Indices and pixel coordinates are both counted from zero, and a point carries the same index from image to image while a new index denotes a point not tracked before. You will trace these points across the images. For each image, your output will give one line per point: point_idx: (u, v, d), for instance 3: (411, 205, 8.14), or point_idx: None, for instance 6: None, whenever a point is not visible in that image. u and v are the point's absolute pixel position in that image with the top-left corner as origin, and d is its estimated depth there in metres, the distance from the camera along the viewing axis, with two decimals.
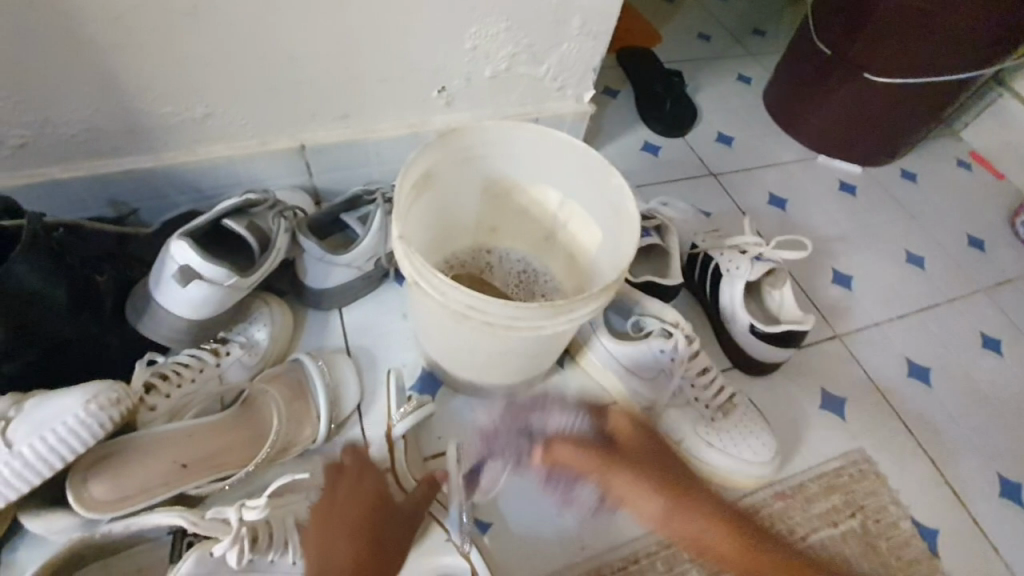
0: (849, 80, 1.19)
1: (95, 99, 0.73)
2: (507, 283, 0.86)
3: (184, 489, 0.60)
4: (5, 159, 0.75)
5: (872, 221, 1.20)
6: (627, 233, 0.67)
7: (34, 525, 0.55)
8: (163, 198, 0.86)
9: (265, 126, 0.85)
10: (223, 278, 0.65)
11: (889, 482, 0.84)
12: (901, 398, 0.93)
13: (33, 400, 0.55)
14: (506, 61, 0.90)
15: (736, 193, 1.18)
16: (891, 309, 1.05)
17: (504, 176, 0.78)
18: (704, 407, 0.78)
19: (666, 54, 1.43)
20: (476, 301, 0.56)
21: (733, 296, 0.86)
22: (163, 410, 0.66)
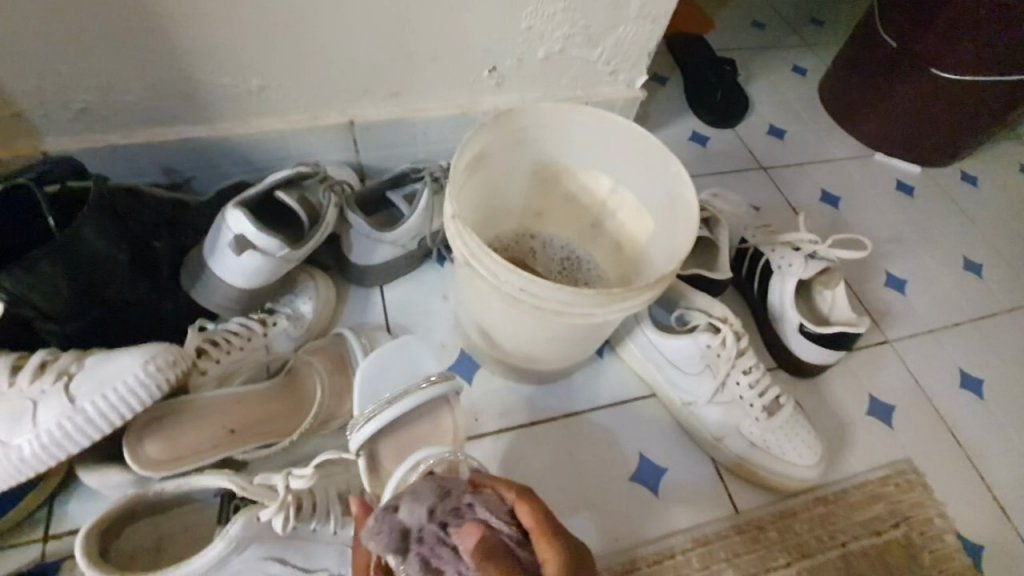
0: (916, 76, 1.12)
1: (155, 66, 0.73)
2: (550, 269, 0.84)
3: (231, 454, 0.62)
4: (68, 123, 0.76)
5: (928, 224, 1.15)
6: (686, 224, 0.65)
7: (90, 480, 0.58)
8: (215, 168, 0.87)
9: (317, 101, 0.85)
10: (275, 249, 0.65)
11: (936, 494, 0.81)
12: (953, 410, 0.89)
13: (94, 358, 0.56)
14: (560, 43, 0.88)
15: (786, 189, 1.14)
16: (946, 317, 1.00)
17: (555, 160, 0.77)
18: (751, 407, 0.74)
19: (718, 42, 1.38)
20: (530, 284, 0.56)
21: (784, 294, 0.83)
22: (213, 375, 0.67)
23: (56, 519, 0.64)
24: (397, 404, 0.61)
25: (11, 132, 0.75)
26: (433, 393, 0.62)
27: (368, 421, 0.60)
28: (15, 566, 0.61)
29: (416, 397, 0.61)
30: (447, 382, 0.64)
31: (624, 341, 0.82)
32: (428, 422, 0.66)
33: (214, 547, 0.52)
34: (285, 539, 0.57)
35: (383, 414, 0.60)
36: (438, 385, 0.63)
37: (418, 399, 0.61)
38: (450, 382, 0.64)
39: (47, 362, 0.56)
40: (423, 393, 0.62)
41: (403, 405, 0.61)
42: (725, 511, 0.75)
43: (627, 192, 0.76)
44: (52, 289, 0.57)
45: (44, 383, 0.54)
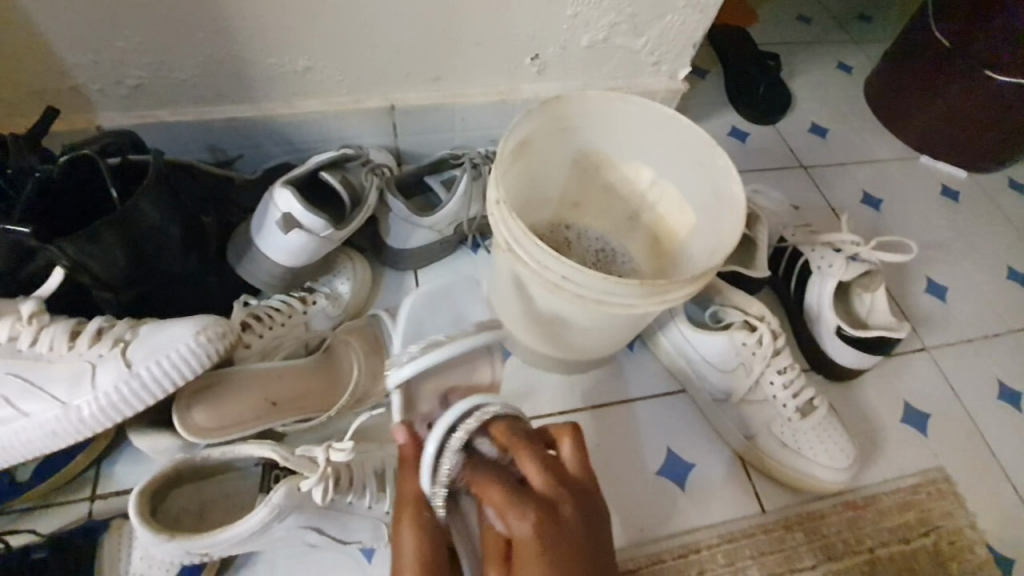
0: (968, 78, 1.09)
1: (208, 44, 0.75)
2: (585, 259, 0.83)
3: (272, 424, 0.64)
4: (121, 98, 0.78)
5: (972, 231, 1.11)
6: (732, 219, 0.65)
7: (141, 443, 0.61)
8: (258, 147, 0.89)
9: (360, 83, 0.86)
10: (319, 228, 0.67)
11: (968, 503, 0.79)
12: (990, 421, 0.87)
13: (148, 326, 0.59)
14: (605, 31, 0.87)
15: (826, 189, 1.12)
16: (987, 326, 0.97)
17: (596, 150, 0.76)
18: (783, 407, 0.75)
19: (761, 35, 1.35)
20: (572, 272, 0.57)
21: (822, 295, 0.82)
22: (256, 348, 0.69)
23: (103, 479, 0.67)
24: (443, 349, 0.58)
25: (68, 104, 0.77)
26: (478, 344, 0.59)
27: (407, 363, 0.57)
28: (65, 521, 0.64)
29: (460, 346, 0.58)
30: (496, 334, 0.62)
31: (657, 336, 0.82)
32: (470, 362, 0.66)
33: (257, 512, 0.54)
34: (323, 510, 0.59)
35: (424, 359, 0.57)
36: (481, 336, 0.60)
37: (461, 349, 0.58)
38: (498, 335, 0.64)
39: (103, 328, 0.58)
40: (468, 343, 0.58)
41: (447, 353, 0.58)
42: (752, 510, 0.74)
43: (669, 184, 0.76)
44: (111, 259, 0.59)
45: (101, 348, 0.56)
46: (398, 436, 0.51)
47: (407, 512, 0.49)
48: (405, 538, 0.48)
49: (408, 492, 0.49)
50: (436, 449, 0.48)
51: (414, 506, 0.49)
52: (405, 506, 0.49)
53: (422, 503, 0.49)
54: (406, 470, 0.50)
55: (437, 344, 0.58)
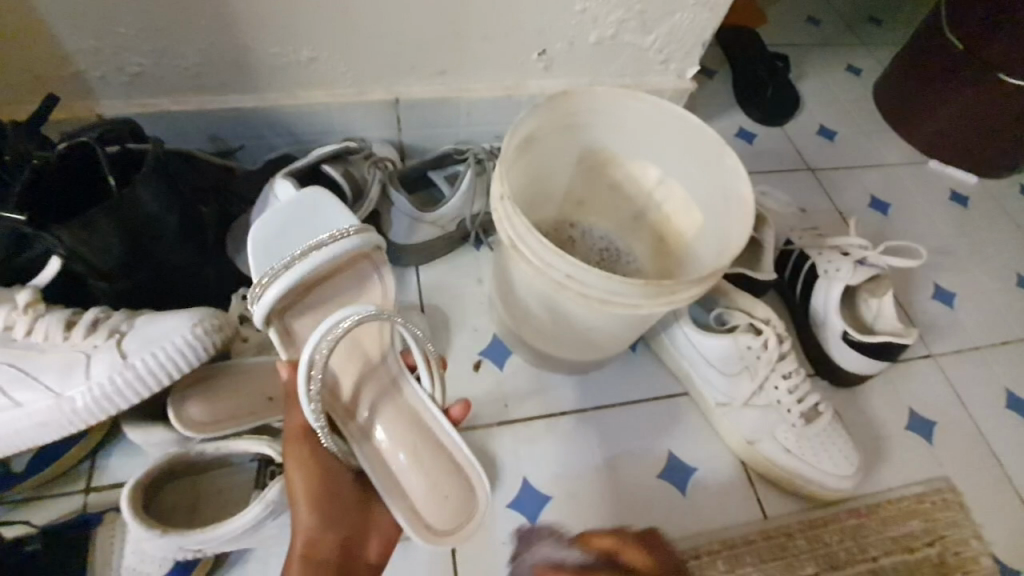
0: (980, 82, 1.07)
1: (211, 33, 0.74)
2: (588, 259, 0.81)
3: (269, 420, 0.63)
4: (123, 86, 0.78)
5: (981, 237, 1.10)
6: (740, 221, 0.64)
7: (135, 436, 0.60)
8: (260, 139, 0.88)
9: (364, 75, 0.85)
10: None
11: (973, 514, 0.78)
12: (996, 431, 0.86)
13: (144, 317, 0.58)
14: (613, 27, 0.86)
15: (834, 192, 1.11)
16: (994, 334, 0.96)
17: (602, 147, 0.75)
18: (788, 412, 0.73)
19: (770, 36, 1.34)
20: (576, 270, 0.56)
21: (829, 300, 0.81)
22: (253, 342, 0.68)
23: (96, 472, 0.66)
24: (302, 264, 0.50)
25: (70, 91, 0.77)
26: (345, 249, 0.51)
27: (265, 291, 0.49)
28: (58, 514, 0.63)
29: (322, 256, 0.50)
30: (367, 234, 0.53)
31: (660, 338, 0.80)
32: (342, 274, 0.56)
33: (251, 510, 0.53)
34: None
35: (282, 278, 0.49)
36: (344, 240, 0.51)
37: (327, 257, 0.50)
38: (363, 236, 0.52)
39: (99, 319, 0.57)
40: (331, 250, 0.51)
41: (310, 267, 0.50)
42: (754, 516, 0.73)
43: (675, 183, 0.75)
44: (107, 248, 0.58)
45: (97, 339, 0.55)
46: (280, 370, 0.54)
47: (294, 443, 0.54)
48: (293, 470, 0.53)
49: (295, 426, 0.54)
50: (309, 363, 0.49)
51: (300, 440, 0.54)
52: (291, 437, 0.54)
53: (308, 432, 0.54)
54: (292, 401, 0.54)
55: (294, 261, 0.50)
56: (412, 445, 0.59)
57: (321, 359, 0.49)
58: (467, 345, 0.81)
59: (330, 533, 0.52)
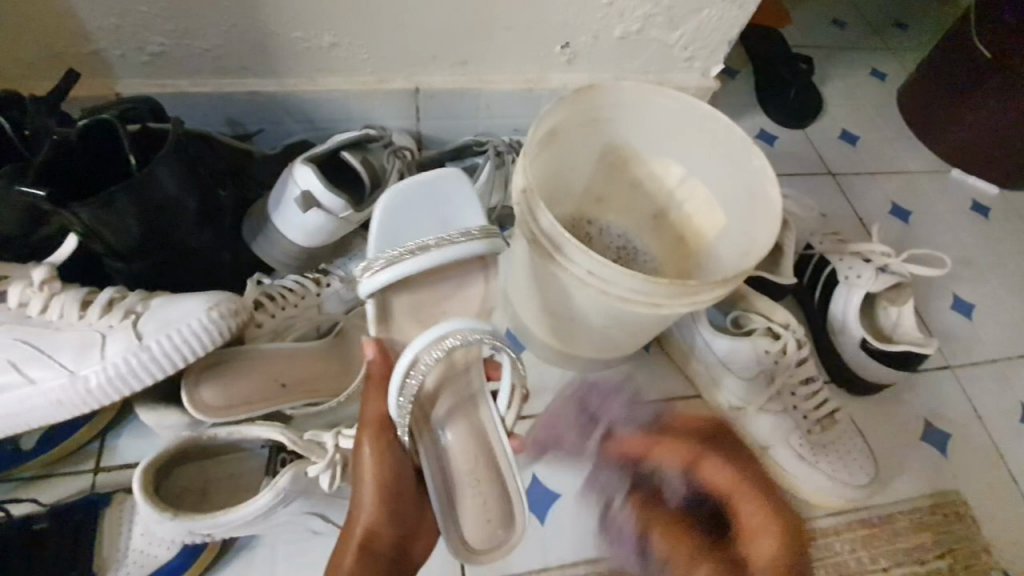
0: (1009, 90, 1.05)
1: (234, 15, 0.73)
2: (606, 256, 0.79)
3: (282, 407, 0.63)
4: (143, 65, 0.77)
5: (1003, 249, 1.08)
6: (766, 224, 0.63)
7: (147, 417, 0.59)
8: (279, 124, 0.87)
9: (385, 64, 0.84)
10: (338, 209, 0.65)
11: (986, 528, 0.77)
12: (1012, 446, 0.85)
13: (160, 299, 0.57)
14: (639, 22, 0.85)
15: (854, 198, 1.09)
16: (1013, 347, 0.95)
17: (625, 145, 0.74)
18: (803, 418, 0.74)
19: (794, 37, 1.32)
20: (598, 266, 0.55)
21: (849, 307, 0.80)
22: (267, 328, 0.67)
23: (107, 452, 0.66)
24: (422, 257, 0.51)
25: (90, 69, 0.76)
26: (459, 252, 0.52)
27: (377, 271, 0.51)
28: (67, 492, 0.63)
29: (440, 254, 0.51)
30: (484, 240, 0.53)
31: (676, 340, 0.80)
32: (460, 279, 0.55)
33: (262, 496, 0.53)
34: (329, 497, 0.57)
35: (399, 266, 0.51)
36: (468, 241, 0.52)
37: (448, 254, 0.52)
38: (483, 239, 0.53)
39: (115, 299, 0.57)
40: (447, 251, 0.51)
41: (428, 263, 0.51)
42: None
43: (699, 182, 0.74)
44: (125, 228, 0.58)
45: (112, 318, 0.55)
46: (367, 350, 0.54)
47: (371, 432, 0.52)
48: (366, 460, 0.51)
49: (371, 416, 0.53)
50: (412, 359, 0.49)
51: (377, 426, 0.52)
52: (368, 427, 0.52)
53: (386, 424, 0.53)
54: (371, 390, 0.54)
55: (411, 252, 0.51)
56: (471, 463, 0.58)
57: (420, 371, 0.50)
58: None
59: (389, 527, 0.50)
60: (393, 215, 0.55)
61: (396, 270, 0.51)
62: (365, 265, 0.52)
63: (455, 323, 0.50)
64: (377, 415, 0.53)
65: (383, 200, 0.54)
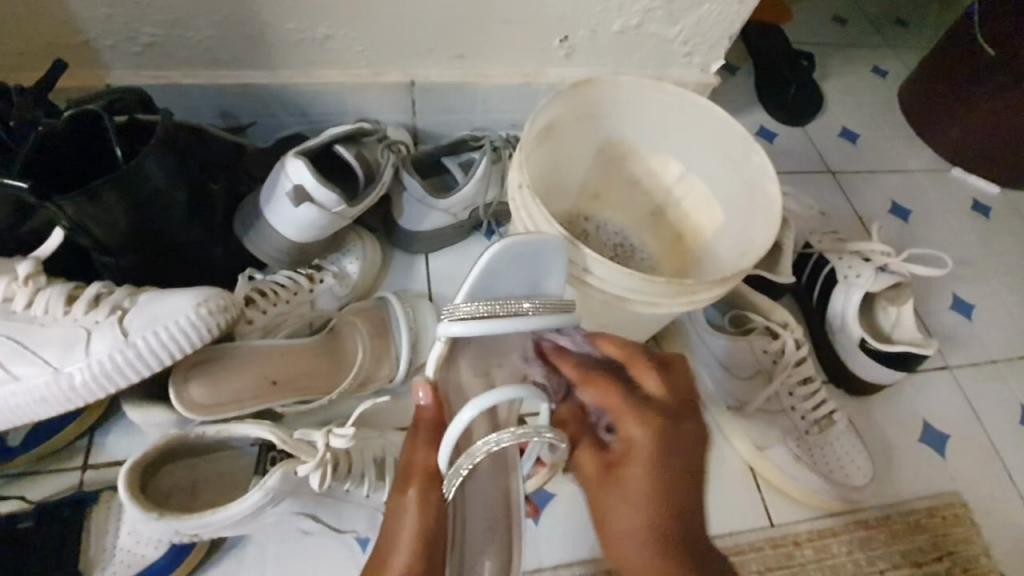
0: (1012, 89, 1.04)
1: (226, 5, 0.72)
2: (602, 253, 0.79)
3: (272, 404, 0.62)
4: (133, 56, 0.75)
5: (1002, 249, 1.08)
6: (767, 223, 0.62)
7: (135, 414, 0.59)
8: (272, 117, 0.86)
9: (381, 56, 0.83)
10: (332, 204, 0.64)
11: (984, 531, 0.77)
12: (1011, 447, 0.84)
13: (147, 295, 0.56)
14: (639, 16, 0.83)
15: (854, 196, 1.08)
16: (1012, 348, 0.94)
17: (623, 140, 0.73)
18: (800, 419, 0.73)
19: (795, 34, 1.31)
20: (595, 265, 0.54)
21: (848, 306, 0.79)
22: (259, 325, 0.67)
23: (95, 449, 0.65)
24: (512, 322, 0.44)
25: (79, 59, 0.74)
26: (546, 325, 0.46)
27: (454, 320, 0.44)
28: (54, 490, 0.62)
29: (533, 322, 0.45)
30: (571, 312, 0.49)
31: (672, 337, 0.79)
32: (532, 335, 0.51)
33: (250, 496, 0.52)
34: (319, 497, 0.56)
35: (486, 323, 0.44)
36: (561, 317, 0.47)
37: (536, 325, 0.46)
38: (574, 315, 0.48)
39: (101, 294, 0.55)
40: (544, 318, 0.46)
41: (519, 326, 0.45)
42: (760, 523, 0.71)
43: (698, 180, 0.73)
44: (112, 221, 0.57)
45: (98, 315, 0.54)
46: (418, 393, 0.47)
47: (415, 484, 0.45)
48: (407, 507, 0.44)
49: (419, 466, 0.46)
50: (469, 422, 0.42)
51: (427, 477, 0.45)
52: (412, 478, 0.45)
53: (433, 475, 0.45)
54: (419, 436, 0.47)
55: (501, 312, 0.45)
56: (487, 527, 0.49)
57: (495, 440, 0.43)
58: None
59: None
60: (497, 264, 0.48)
61: (485, 328, 0.44)
62: (450, 308, 0.45)
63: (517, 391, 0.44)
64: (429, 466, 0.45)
65: (497, 245, 0.47)
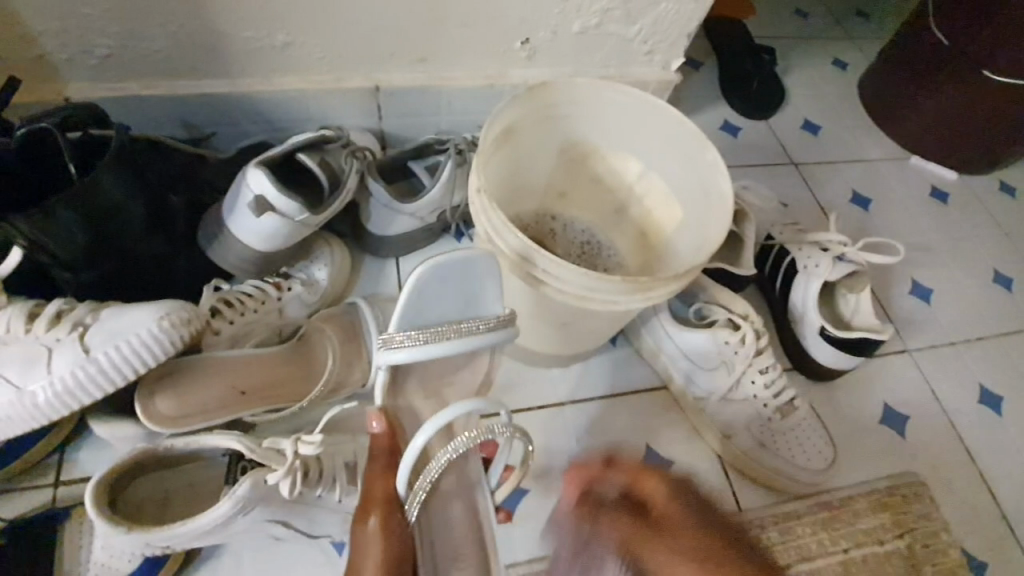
0: (965, 77, 1.08)
1: (182, 14, 0.71)
2: (569, 253, 0.80)
3: (241, 414, 0.62)
4: (90, 69, 0.75)
5: (960, 234, 1.11)
6: (721, 216, 0.63)
7: (102, 429, 0.59)
8: (236, 126, 0.86)
9: (342, 62, 0.83)
10: (295, 212, 0.64)
11: (943, 507, 0.79)
12: (968, 426, 0.87)
13: (110, 310, 0.56)
14: (598, 16, 0.85)
15: (817, 187, 1.11)
16: (969, 329, 0.98)
17: (584, 139, 0.75)
18: (763, 407, 0.75)
19: (756, 29, 1.33)
20: (556, 264, 0.55)
21: (807, 295, 0.81)
22: (226, 336, 0.67)
23: (67, 464, 0.65)
24: (447, 343, 0.49)
25: (34, 74, 0.74)
26: (490, 342, 0.51)
27: (399, 349, 0.49)
28: (26, 507, 0.62)
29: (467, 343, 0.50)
30: (504, 326, 0.52)
31: (639, 331, 0.81)
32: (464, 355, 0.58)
33: (221, 506, 0.52)
34: (289, 504, 0.57)
35: (424, 348, 0.49)
36: (489, 333, 0.51)
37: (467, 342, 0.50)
38: (502, 332, 0.52)
39: (63, 311, 0.55)
40: (472, 341, 0.50)
41: (450, 347, 0.50)
42: (727, 509, 0.74)
43: (658, 177, 0.74)
44: (69, 237, 0.57)
45: (59, 331, 0.54)
46: (372, 424, 0.53)
47: (375, 508, 0.49)
48: (369, 535, 0.47)
49: (376, 496, 0.50)
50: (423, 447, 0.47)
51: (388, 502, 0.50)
52: (373, 504, 0.49)
53: (391, 498, 0.50)
54: (375, 465, 0.52)
55: (438, 339, 0.50)
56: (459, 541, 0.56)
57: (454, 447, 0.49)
58: None
59: None
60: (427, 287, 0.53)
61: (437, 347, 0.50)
62: (386, 340, 0.50)
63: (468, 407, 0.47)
64: (382, 496, 0.49)
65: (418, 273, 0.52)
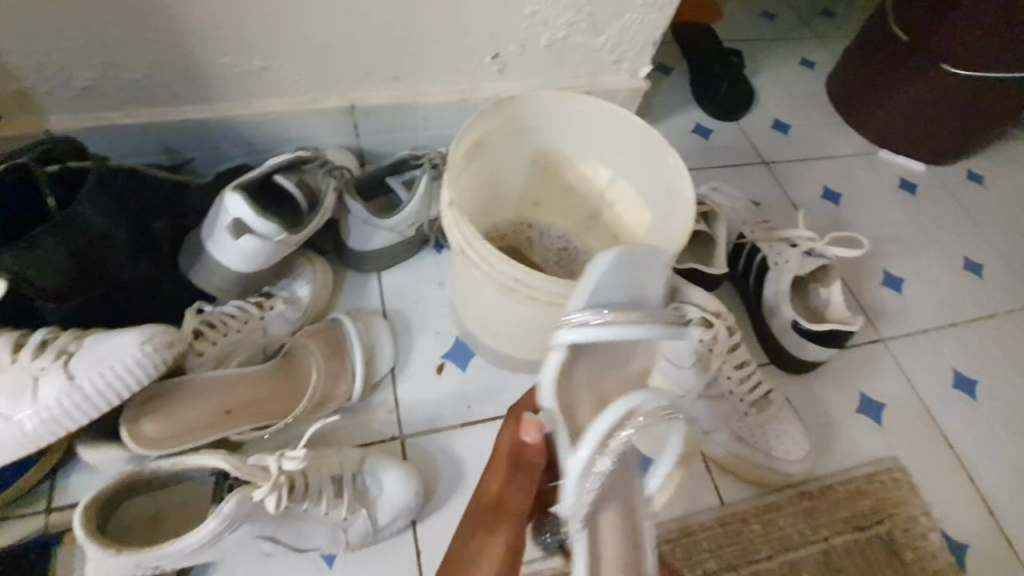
0: (927, 71, 1.10)
1: (157, 45, 0.73)
2: (545, 259, 0.85)
3: (226, 433, 0.63)
4: (69, 101, 0.76)
5: (931, 224, 1.14)
6: (683, 221, 0.65)
7: (91, 455, 0.60)
8: (216, 149, 0.87)
9: (317, 84, 0.85)
10: (272, 233, 0.66)
11: (921, 492, 0.82)
12: (944, 410, 0.90)
13: (94, 337, 0.58)
14: (564, 30, 0.88)
15: (788, 185, 1.14)
16: (942, 316, 1.00)
17: (553, 150, 0.77)
18: (739, 402, 0.76)
19: (725, 32, 1.37)
20: (525, 275, 0.56)
21: (778, 291, 0.84)
22: (209, 356, 0.68)
23: (58, 491, 0.66)
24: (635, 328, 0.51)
25: (14, 109, 0.75)
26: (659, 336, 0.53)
27: (576, 327, 0.50)
28: (19, 534, 0.63)
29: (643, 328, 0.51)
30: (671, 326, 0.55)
31: None
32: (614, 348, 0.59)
33: (207, 523, 0.53)
34: (278, 519, 0.58)
35: (607, 330, 0.50)
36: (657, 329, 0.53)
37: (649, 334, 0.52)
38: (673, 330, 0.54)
39: (48, 341, 0.57)
40: (647, 331, 0.52)
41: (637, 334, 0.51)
42: (710, 503, 0.76)
43: (628, 182, 0.76)
44: (53, 268, 0.58)
45: (44, 361, 0.55)
46: (531, 429, 0.55)
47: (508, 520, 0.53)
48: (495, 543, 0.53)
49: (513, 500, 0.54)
50: (588, 461, 0.48)
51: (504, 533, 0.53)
52: (508, 514, 0.54)
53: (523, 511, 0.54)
54: (516, 472, 0.55)
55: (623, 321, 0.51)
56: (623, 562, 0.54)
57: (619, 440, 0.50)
58: (429, 349, 0.82)
59: None
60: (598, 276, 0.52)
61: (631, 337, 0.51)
62: (570, 321, 0.50)
63: (651, 396, 0.49)
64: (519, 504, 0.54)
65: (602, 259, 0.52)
